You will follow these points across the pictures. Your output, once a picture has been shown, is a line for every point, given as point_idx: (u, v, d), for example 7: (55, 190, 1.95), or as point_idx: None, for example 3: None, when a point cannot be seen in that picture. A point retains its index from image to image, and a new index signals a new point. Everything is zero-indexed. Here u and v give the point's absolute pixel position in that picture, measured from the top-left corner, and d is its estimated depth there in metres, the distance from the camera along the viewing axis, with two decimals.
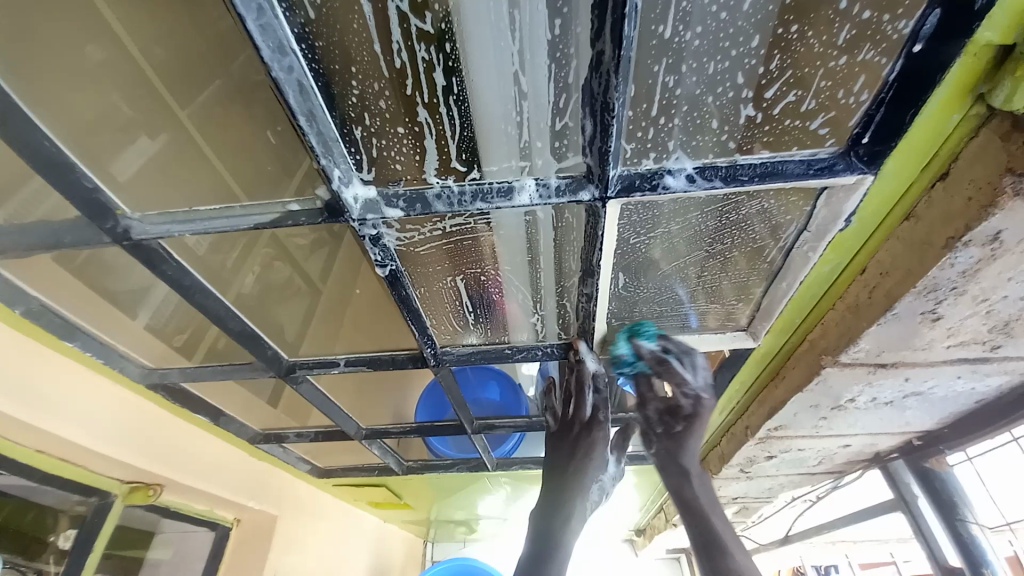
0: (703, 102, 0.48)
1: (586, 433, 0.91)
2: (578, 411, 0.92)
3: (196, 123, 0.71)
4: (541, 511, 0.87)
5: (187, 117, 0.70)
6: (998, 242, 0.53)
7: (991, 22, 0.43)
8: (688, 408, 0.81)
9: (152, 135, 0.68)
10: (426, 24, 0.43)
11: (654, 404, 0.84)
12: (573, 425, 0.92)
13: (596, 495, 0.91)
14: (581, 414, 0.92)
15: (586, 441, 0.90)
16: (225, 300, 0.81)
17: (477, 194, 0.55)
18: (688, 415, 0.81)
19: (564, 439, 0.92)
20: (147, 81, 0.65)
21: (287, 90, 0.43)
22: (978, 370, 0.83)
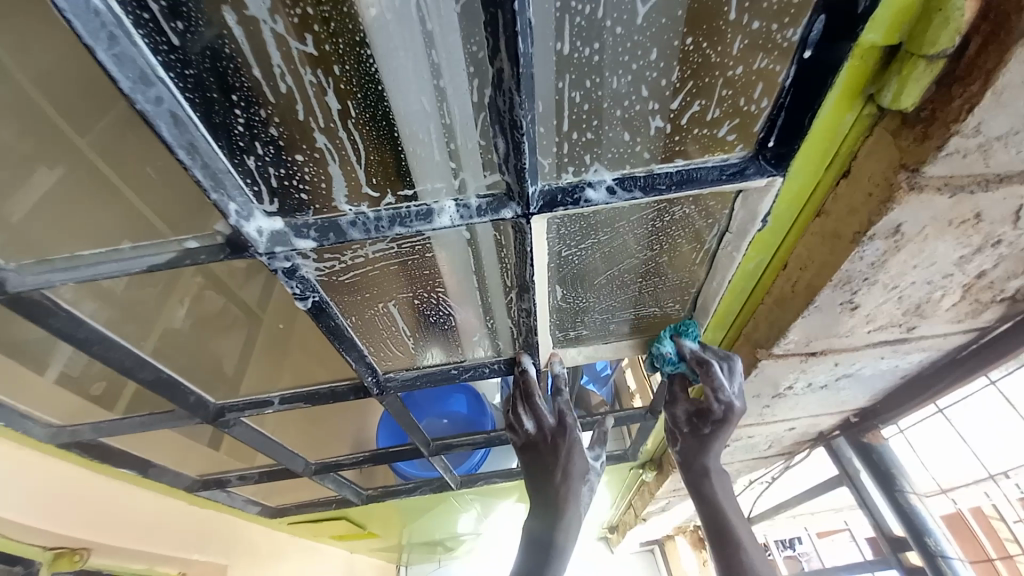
0: (611, 115, 0.48)
1: (561, 440, 0.92)
2: (541, 422, 0.93)
3: (96, 150, 0.69)
4: (535, 524, 0.93)
5: (86, 144, 0.68)
6: (898, 234, 0.55)
7: (874, 26, 0.43)
8: (718, 414, 0.80)
9: (49, 166, 0.66)
10: (309, 46, 0.39)
11: (682, 410, 0.85)
12: (543, 436, 0.93)
13: (587, 496, 0.94)
14: (546, 424, 0.93)
15: (562, 449, 0.92)
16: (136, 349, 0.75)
17: (395, 219, 0.53)
18: (720, 419, 0.81)
19: (540, 453, 0.94)
20: (36, 110, 0.64)
21: (158, 123, 0.39)
22: (898, 350, 0.88)
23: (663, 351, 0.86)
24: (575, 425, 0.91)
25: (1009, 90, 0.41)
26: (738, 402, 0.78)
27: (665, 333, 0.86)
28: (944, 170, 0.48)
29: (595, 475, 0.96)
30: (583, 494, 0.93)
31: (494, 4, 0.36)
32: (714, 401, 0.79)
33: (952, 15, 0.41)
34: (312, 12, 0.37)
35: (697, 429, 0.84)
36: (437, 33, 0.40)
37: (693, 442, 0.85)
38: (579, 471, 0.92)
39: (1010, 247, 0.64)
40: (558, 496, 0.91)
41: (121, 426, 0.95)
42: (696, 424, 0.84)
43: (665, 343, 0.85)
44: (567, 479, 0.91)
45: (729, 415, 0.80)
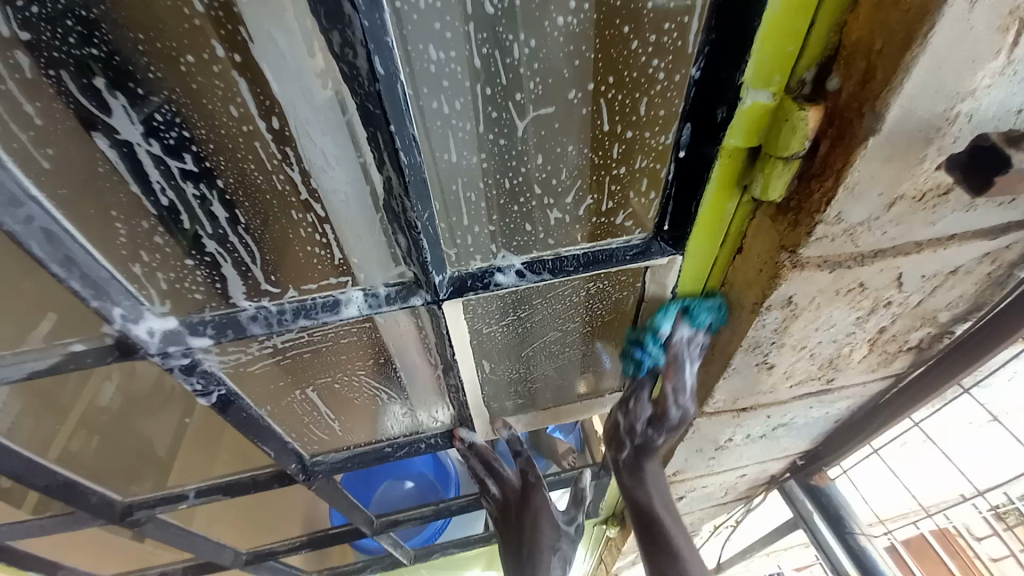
0: (509, 210, 0.50)
1: (527, 503, 0.89)
2: (507, 484, 0.91)
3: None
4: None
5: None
6: (792, 304, 0.58)
7: (734, 132, 0.46)
8: (674, 422, 0.75)
9: None
10: (187, 163, 0.39)
11: (638, 421, 0.77)
12: (511, 500, 0.90)
13: (560, 567, 0.88)
14: (511, 485, 0.91)
15: (529, 512, 0.88)
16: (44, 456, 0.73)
17: (299, 312, 0.51)
18: (671, 427, 0.76)
19: (509, 519, 0.90)
20: None
21: (30, 241, 0.38)
22: (824, 399, 0.91)
23: (659, 330, 0.66)
24: (540, 482, 0.89)
25: (861, 184, 0.45)
26: (692, 409, 0.75)
27: (674, 305, 0.64)
28: (819, 251, 0.52)
29: (567, 542, 0.91)
30: (553, 567, 0.86)
31: (372, 124, 0.37)
32: (671, 404, 0.73)
33: (799, 124, 0.44)
34: (188, 135, 0.38)
35: (645, 441, 0.79)
36: (334, 134, 0.39)
37: (639, 456, 0.80)
38: (549, 538, 0.87)
39: (902, 306, 0.68)
40: (526, 570, 0.85)
41: (20, 532, 0.85)
42: (648, 436, 0.78)
43: (668, 320, 0.65)
44: (534, 548, 0.86)
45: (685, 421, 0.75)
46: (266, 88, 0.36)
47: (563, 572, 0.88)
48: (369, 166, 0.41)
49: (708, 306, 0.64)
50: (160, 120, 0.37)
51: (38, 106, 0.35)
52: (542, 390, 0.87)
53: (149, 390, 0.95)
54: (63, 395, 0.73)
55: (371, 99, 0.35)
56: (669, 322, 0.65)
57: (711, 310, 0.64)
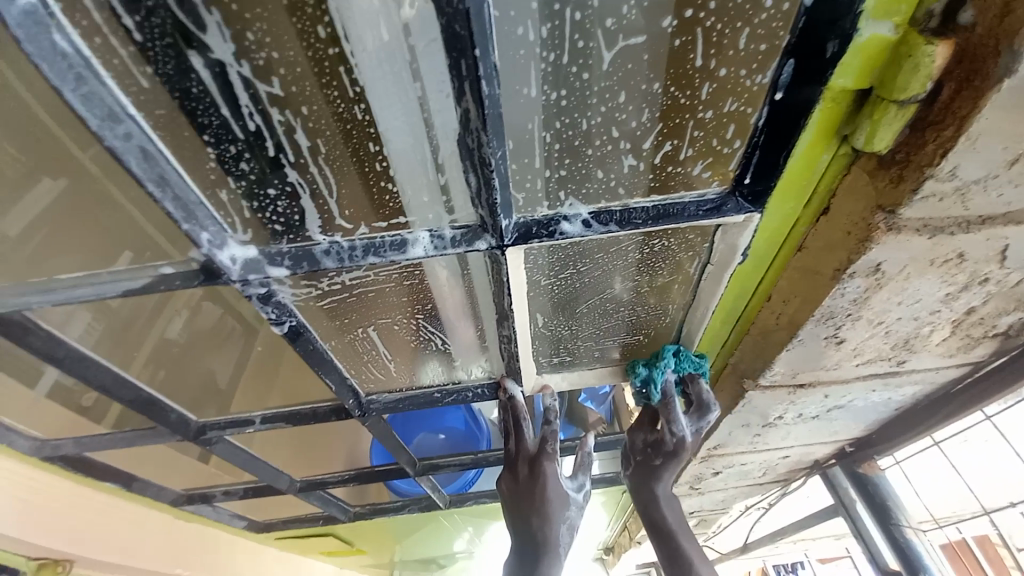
0: (583, 153, 0.48)
1: (539, 469, 0.89)
2: (522, 446, 0.91)
3: (98, 166, 0.67)
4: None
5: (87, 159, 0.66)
6: (879, 272, 0.54)
7: (844, 71, 0.42)
8: (669, 449, 0.79)
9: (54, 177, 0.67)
10: (275, 88, 0.40)
11: (640, 436, 0.85)
12: (522, 464, 0.90)
13: (566, 535, 0.89)
14: (526, 448, 0.91)
15: (541, 477, 0.88)
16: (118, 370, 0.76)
17: (369, 249, 0.53)
18: (670, 453, 0.79)
19: (520, 483, 0.90)
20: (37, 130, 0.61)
21: (128, 159, 0.39)
22: (889, 383, 0.86)
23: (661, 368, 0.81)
24: (555, 451, 0.89)
25: (985, 134, 0.40)
26: (693, 443, 0.79)
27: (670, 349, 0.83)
28: (921, 212, 0.48)
29: (575, 510, 0.91)
30: (560, 534, 0.87)
31: (457, 50, 0.36)
32: (667, 433, 0.78)
33: (923, 61, 0.40)
34: (277, 56, 0.38)
35: (648, 461, 0.83)
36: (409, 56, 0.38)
37: (645, 471, 0.83)
38: (557, 511, 0.87)
39: (999, 285, 0.62)
40: (534, 534, 0.87)
41: (105, 442, 0.94)
42: (648, 455, 0.83)
43: (671, 360, 0.82)
44: (542, 511, 0.87)
45: (680, 450, 0.79)
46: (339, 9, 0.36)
47: (570, 540, 0.89)
48: (426, 101, 0.41)
49: (693, 360, 0.82)
50: (252, 39, 0.37)
51: (137, 19, 0.35)
52: (591, 351, 0.87)
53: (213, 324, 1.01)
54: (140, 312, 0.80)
55: (458, 20, 0.34)
56: (670, 361, 0.82)
57: (694, 363, 0.82)
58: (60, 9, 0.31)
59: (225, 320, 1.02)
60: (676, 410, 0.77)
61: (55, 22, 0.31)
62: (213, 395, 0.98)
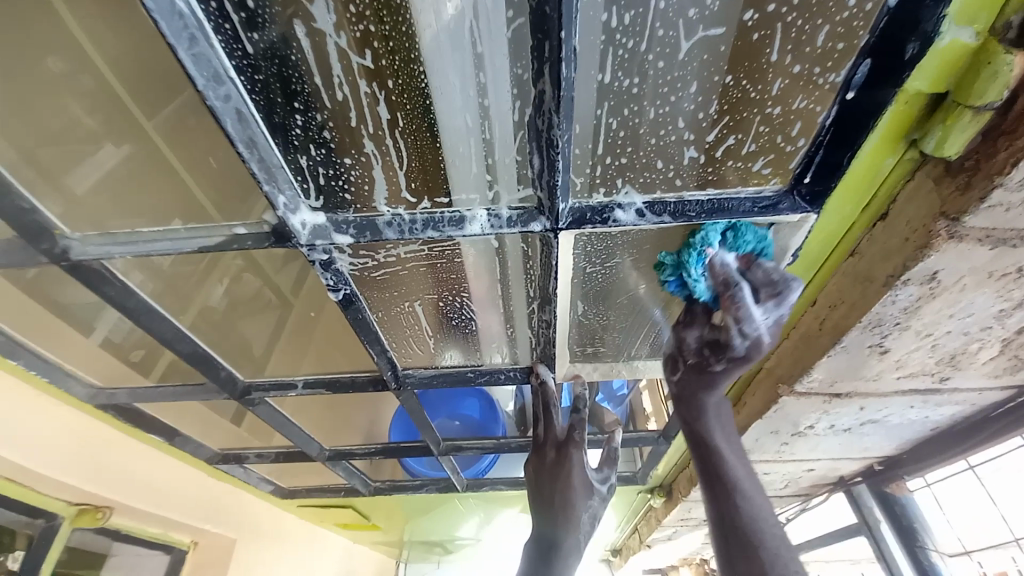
0: (646, 142, 0.49)
1: (566, 456, 0.91)
2: (551, 432, 0.94)
3: (161, 135, 0.69)
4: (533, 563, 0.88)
5: (152, 128, 0.68)
6: (935, 281, 0.54)
7: (920, 73, 0.42)
8: (739, 352, 0.60)
9: (117, 143, 0.68)
10: (367, 60, 0.43)
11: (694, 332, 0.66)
12: (550, 449, 0.93)
13: (588, 523, 0.89)
14: (555, 434, 0.94)
15: (568, 463, 0.90)
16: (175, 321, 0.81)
17: (428, 223, 0.55)
18: (738, 358, 0.61)
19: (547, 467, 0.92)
20: (112, 96, 0.64)
21: (225, 119, 0.42)
22: (929, 400, 0.85)
23: (707, 248, 0.58)
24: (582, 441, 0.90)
25: None
26: (769, 337, 0.58)
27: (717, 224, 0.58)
28: (986, 221, 0.47)
29: (599, 501, 0.91)
30: (582, 521, 0.88)
31: (543, 31, 0.37)
32: (734, 334, 0.58)
33: (1002, 69, 0.40)
34: (374, 30, 0.41)
35: (703, 362, 0.66)
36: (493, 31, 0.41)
37: (696, 378, 0.69)
38: (581, 497, 0.88)
39: None
40: (556, 520, 0.88)
41: (154, 395, 1.00)
42: (705, 356, 0.66)
43: (716, 235, 0.58)
44: (565, 497, 0.88)
45: (754, 353, 0.59)
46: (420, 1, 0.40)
47: (592, 529, 0.90)
48: (484, 87, 0.45)
49: (759, 234, 0.57)
50: (355, 13, 0.40)
51: None
52: (629, 341, 0.87)
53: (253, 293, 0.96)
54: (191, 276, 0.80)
55: (549, 2, 0.35)
56: (717, 236, 0.58)
57: (762, 238, 0.58)
58: None
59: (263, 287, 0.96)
60: (741, 302, 0.55)
61: None
62: (248, 362, 0.97)
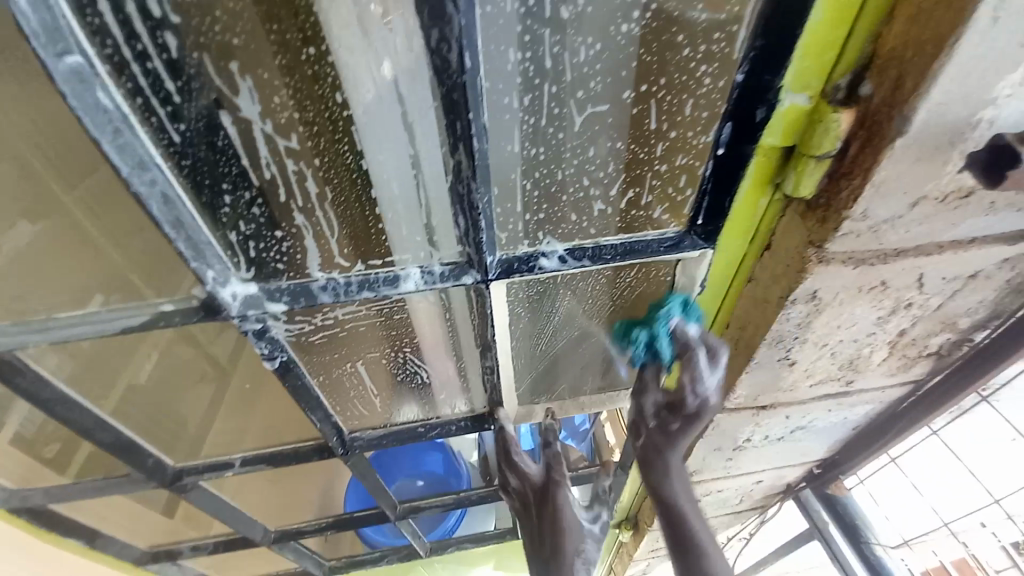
0: (559, 198, 0.55)
1: (546, 501, 0.89)
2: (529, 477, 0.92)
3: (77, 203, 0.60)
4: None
5: (71, 197, 0.59)
6: (817, 299, 0.62)
7: (772, 131, 0.50)
8: (692, 409, 0.66)
9: (33, 220, 0.61)
10: (293, 142, 0.45)
11: (649, 402, 0.69)
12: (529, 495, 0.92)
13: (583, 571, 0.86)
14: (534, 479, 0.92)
15: (549, 506, 0.89)
16: (97, 410, 0.76)
17: (363, 284, 0.57)
18: (692, 415, 0.67)
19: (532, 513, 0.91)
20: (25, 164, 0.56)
21: (150, 202, 0.44)
22: (844, 403, 0.94)
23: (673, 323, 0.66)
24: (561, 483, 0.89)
25: (887, 182, 0.48)
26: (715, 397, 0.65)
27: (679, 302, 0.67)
28: (845, 247, 0.56)
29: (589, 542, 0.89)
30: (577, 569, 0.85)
31: (453, 113, 0.42)
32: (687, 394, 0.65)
33: (832, 125, 0.48)
34: (297, 116, 0.43)
35: (664, 425, 0.69)
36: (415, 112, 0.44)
37: (660, 439, 0.70)
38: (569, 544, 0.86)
39: (922, 308, 0.71)
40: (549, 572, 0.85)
41: (73, 490, 0.90)
42: (664, 420, 0.69)
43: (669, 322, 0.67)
44: (555, 545, 0.86)
45: (704, 410, 0.66)
46: (339, 87, 0.42)
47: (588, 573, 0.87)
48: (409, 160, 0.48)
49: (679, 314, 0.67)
50: (278, 102, 0.42)
51: (177, 84, 0.40)
52: (571, 376, 0.90)
53: (187, 364, 0.83)
54: (115, 356, 0.71)
55: (455, 90, 0.41)
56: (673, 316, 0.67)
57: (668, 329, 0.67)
58: (107, 71, 0.36)
59: (200, 359, 0.83)
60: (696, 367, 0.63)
61: (99, 81, 0.36)
62: (182, 437, 0.91)
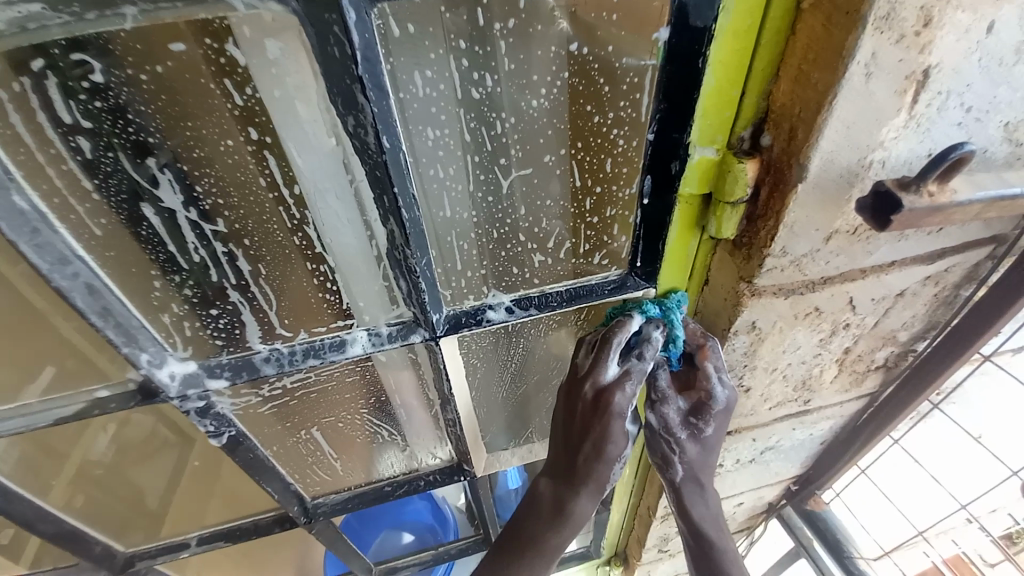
0: (498, 255, 0.57)
1: (603, 410, 0.58)
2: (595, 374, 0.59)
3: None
4: (534, 520, 0.64)
5: None
6: (757, 329, 0.64)
7: (688, 181, 0.53)
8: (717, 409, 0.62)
9: None
10: (220, 226, 0.46)
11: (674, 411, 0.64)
12: (580, 405, 0.60)
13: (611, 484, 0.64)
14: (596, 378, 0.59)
15: (605, 418, 0.58)
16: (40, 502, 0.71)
17: (308, 352, 0.55)
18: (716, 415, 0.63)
19: (576, 422, 0.60)
20: None
21: (74, 294, 0.43)
22: (806, 420, 0.96)
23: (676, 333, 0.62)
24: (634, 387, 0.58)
25: (798, 222, 0.52)
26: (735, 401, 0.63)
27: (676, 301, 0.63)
28: (773, 281, 0.58)
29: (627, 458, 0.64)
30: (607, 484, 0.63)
31: (380, 188, 0.44)
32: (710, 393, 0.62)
33: (740, 174, 0.51)
34: (222, 203, 0.44)
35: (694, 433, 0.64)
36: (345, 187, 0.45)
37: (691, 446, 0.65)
38: (615, 456, 0.60)
39: (861, 327, 0.74)
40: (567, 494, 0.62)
41: None
42: (693, 427, 0.64)
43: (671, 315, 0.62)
44: (592, 455, 0.60)
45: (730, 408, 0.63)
46: (262, 173, 0.43)
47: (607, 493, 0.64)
48: (342, 232, 0.48)
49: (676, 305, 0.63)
50: (200, 191, 0.43)
51: (96, 182, 0.40)
52: (539, 421, 0.88)
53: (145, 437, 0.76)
54: (60, 441, 0.67)
55: (378, 168, 0.42)
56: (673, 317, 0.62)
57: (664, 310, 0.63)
58: (23, 176, 0.37)
59: (157, 428, 0.75)
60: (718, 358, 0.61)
61: (15, 185, 0.37)
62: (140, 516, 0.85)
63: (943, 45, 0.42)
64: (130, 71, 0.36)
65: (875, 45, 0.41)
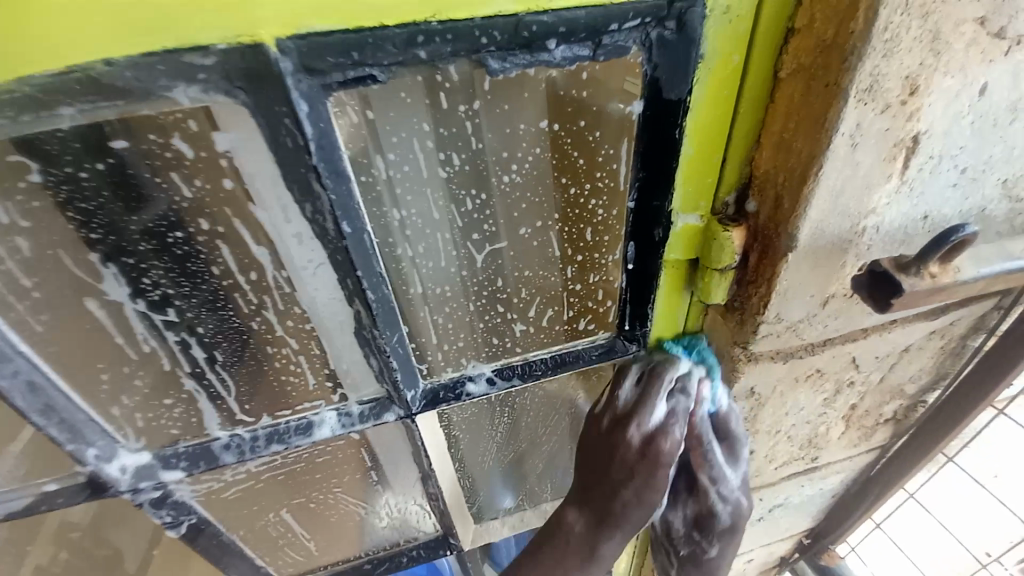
0: (476, 326, 0.54)
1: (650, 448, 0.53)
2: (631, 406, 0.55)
3: None
4: (551, 552, 0.54)
5: None
6: (755, 394, 0.61)
7: (672, 248, 0.50)
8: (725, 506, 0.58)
9: None
10: (171, 315, 0.43)
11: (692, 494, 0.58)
12: (621, 436, 0.54)
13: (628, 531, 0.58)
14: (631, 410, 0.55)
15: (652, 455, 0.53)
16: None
17: (272, 437, 0.52)
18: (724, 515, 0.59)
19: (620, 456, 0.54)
20: None
21: (12, 393, 0.40)
22: (814, 476, 0.91)
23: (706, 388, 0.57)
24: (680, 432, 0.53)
25: (790, 289, 0.49)
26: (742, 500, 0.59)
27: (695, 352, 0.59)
28: (770, 346, 0.55)
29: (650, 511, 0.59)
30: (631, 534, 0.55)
31: (342, 271, 0.41)
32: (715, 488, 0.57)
33: (726, 241, 0.48)
34: (172, 292, 0.41)
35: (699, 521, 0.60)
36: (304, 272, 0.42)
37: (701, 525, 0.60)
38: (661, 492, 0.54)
39: (866, 384, 0.71)
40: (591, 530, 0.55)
41: None
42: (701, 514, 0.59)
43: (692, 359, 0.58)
44: (632, 493, 0.53)
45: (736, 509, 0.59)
46: (215, 260, 0.41)
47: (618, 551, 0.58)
48: (304, 314, 0.45)
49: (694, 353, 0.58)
50: (148, 283, 0.40)
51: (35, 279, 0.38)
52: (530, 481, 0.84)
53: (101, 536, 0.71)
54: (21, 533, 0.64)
55: (339, 252, 0.40)
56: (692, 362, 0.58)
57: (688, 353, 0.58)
58: None
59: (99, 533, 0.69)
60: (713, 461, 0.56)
61: None
62: None
63: (929, 113, 0.40)
64: (68, 168, 0.34)
65: (858, 117, 0.39)
